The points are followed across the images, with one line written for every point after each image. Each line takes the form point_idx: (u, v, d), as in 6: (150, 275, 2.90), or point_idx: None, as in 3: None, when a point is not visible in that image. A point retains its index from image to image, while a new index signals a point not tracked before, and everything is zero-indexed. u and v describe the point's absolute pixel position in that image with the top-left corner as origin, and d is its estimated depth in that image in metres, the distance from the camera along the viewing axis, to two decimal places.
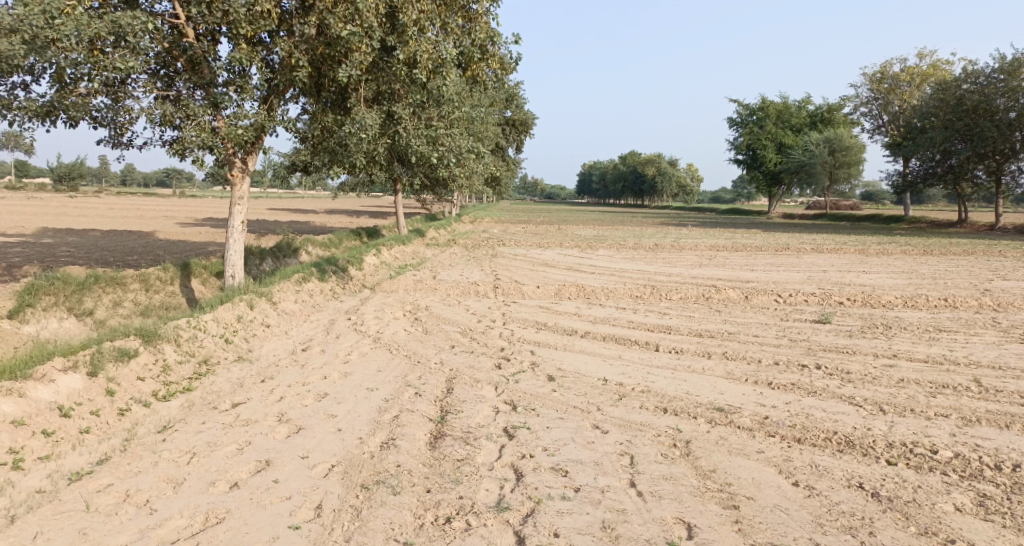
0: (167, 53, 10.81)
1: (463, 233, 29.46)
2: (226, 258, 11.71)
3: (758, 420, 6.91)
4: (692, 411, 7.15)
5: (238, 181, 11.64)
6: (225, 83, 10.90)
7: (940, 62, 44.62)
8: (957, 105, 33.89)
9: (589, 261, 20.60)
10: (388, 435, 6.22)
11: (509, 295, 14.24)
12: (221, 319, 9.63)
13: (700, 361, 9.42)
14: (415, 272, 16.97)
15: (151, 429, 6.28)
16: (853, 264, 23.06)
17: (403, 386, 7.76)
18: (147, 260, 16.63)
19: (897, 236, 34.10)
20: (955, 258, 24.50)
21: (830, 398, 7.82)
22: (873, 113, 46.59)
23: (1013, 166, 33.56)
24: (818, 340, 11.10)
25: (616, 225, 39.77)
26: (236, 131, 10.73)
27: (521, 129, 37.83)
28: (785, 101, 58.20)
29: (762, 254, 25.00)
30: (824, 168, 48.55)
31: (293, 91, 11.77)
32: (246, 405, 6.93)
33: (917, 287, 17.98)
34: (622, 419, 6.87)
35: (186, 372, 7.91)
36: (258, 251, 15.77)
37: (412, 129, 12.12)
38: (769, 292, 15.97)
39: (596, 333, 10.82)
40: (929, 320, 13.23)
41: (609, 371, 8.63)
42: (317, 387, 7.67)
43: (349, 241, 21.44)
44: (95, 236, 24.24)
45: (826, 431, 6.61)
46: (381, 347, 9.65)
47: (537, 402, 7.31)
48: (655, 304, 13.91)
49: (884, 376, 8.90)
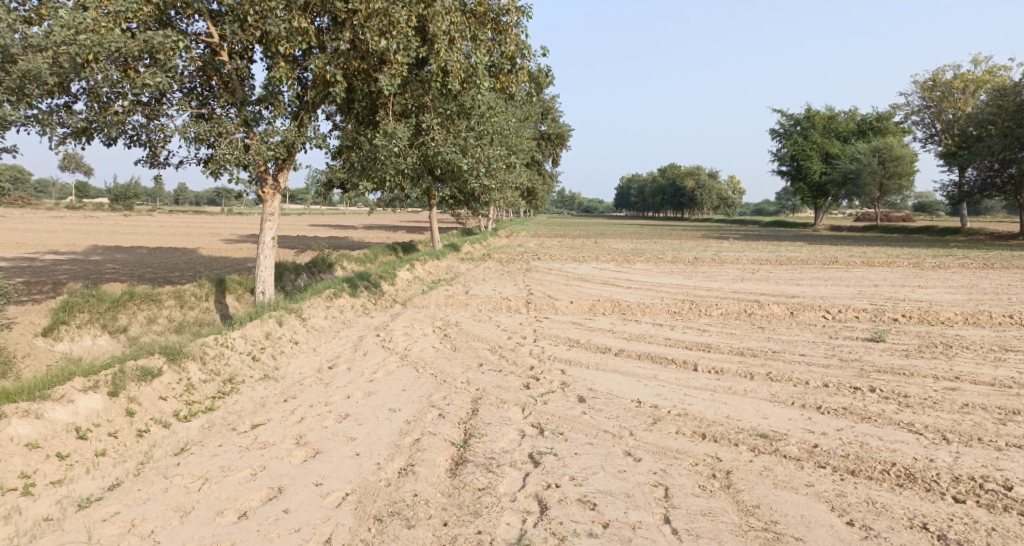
0: (201, 71, 10.78)
1: (500, 248, 29.27)
2: (257, 274, 11.64)
3: (805, 449, 6.44)
4: (733, 437, 6.68)
5: (269, 198, 11.56)
6: (257, 101, 10.85)
7: (996, 68, 42.95)
8: (1015, 112, 32.45)
9: (628, 275, 20.11)
10: (408, 460, 5.91)
11: (542, 310, 13.91)
12: (249, 336, 9.48)
13: (741, 382, 8.91)
14: (448, 287, 16.75)
15: (167, 451, 6.08)
16: (907, 278, 22.06)
17: (427, 407, 7.45)
18: (186, 276, 16.76)
19: (953, 249, 32.73)
20: (1018, 272, 23.29)
21: (884, 424, 7.29)
22: (925, 122, 45.27)
23: None
24: (870, 360, 10.46)
25: (655, 238, 39.09)
26: (267, 148, 10.65)
27: (558, 142, 37.63)
28: (831, 111, 56.73)
29: (808, 268, 24.17)
30: (873, 178, 47.03)
31: (325, 106, 11.69)
32: (265, 426, 6.71)
33: (976, 302, 17.04)
34: (657, 445, 6.44)
35: (210, 391, 7.73)
36: (294, 266, 15.78)
37: (442, 140, 11.98)
38: (816, 308, 15.29)
39: (631, 351, 10.39)
40: (991, 339, 12.43)
41: (643, 392, 8.19)
42: (339, 407, 7.41)
43: (384, 256, 21.38)
44: (140, 252, 24.71)
45: (883, 462, 6.13)
46: (408, 365, 9.39)
47: (566, 426, 6.93)
48: (694, 320, 13.38)
49: (945, 400, 8.28)
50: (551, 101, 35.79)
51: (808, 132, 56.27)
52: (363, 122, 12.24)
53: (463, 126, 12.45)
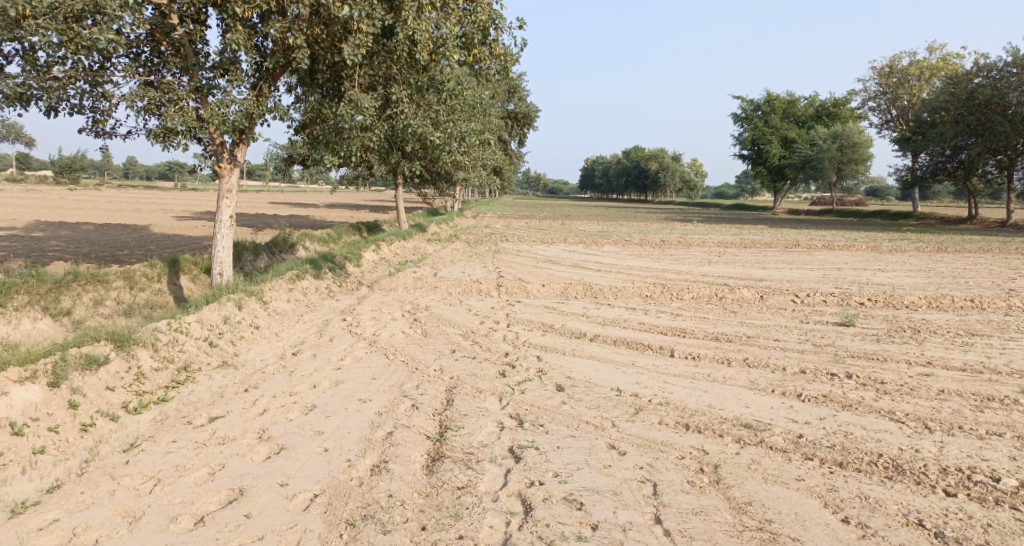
0: (149, 33, 10.06)
1: (466, 229, 28.80)
2: (214, 255, 11.02)
3: (791, 440, 6.26)
4: (718, 428, 6.48)
5: (226, 172, 10.93)
6: (212, 68, 10.22)
7: (951, 55, 43.76)
8: (968, 99, 33.02)
9: (596, 257, 19.89)
10: (381, 457, 5.55)
11: (513, 293, 13.59)
12: (206, 321, 8.94)
13: (720, 369, 8.73)
14: (415, 269, 16.31)
15: (115, 447, 5.60)
16: (867, 261, 22.32)
17: (399, 397, 7.08)
18: (137, 255, 15.97)
19: (908, 233, 33.32)
20: (972, 256, 23.75)
21: (866, 413, 7.16)
22: (882, 108, 45.99)
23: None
24: (844, 345, 10.39)
25: (620, 220, 39.05)
26: (224, 118, 10.04)
27: (523, 122, 37.18)
28: (791, 96, 57.26)
29: (771, 251, 24.31)
30: (832, 163, 47.63)
31: (286, 75, 11.10)
32: (224, 419, 6.25)
33: (937, 286, 17.26)
34: (641, 437, 6.19)
35: (162, 380, 7.23)
36: (253, 247, 15.14)
37: (411, 114, 11.45)
38: (784, 292, 15.28)
39: (606, 336, 10.14)
40: (957, 324, 12.52)
41: (622, 381, 7.94)
42: (305, 397, 6.99)
43: (348, 237, 20.76)
44: (87, 229, 23.60)
45: (869, 453, 5.96)
46: (377, 351, 8.98)
47: (546, 417, 6.65)
48: (666, 304, 13.20)
49: (921, 387, 8.21)
50: (516, 79, 35.22)
51: (769, 116, 56.76)
52: (327, 94, 11.71)
53: (433, 100, 11.98)
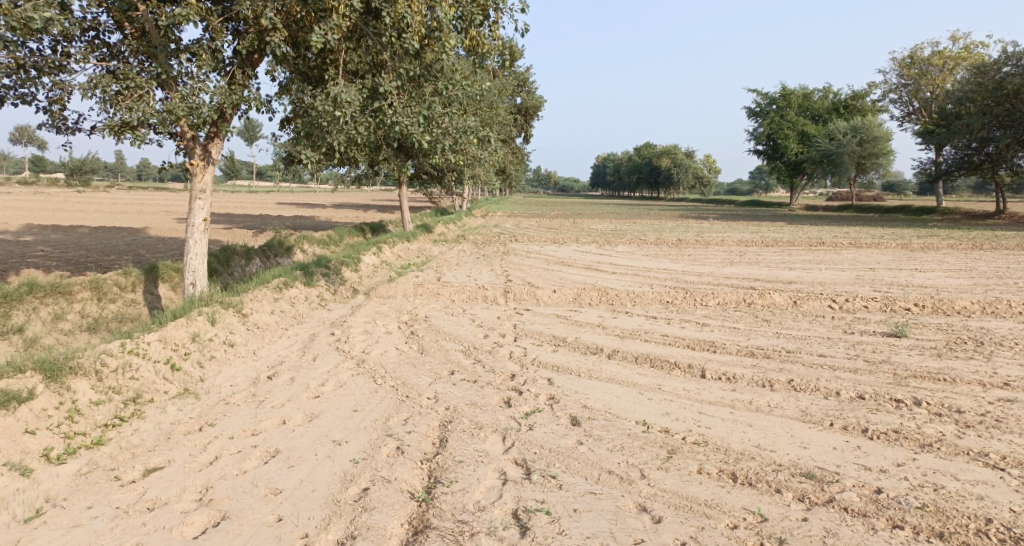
0: (108, 13, 8.89)
1: (475, 228, 27.53)
2: (186, 263, 9.82)
3: (868, 497, 5.02)
4: (774, 480, 5.22)
5: (198, 170, 9.71)
6: (180, 51, 9.01)
7: (975, 45, 41.99)
8: (995, 89, 31.24)
9: (611, 259, 18.55)
10: (348, 529, 4.46)
11: (522, 300, 12.33)
12: (169, 339, 7.77)
13: (762, 395, 7.42)
14: (418, 273, 15.11)
15: (14, 516, 4.59)
16: (900, 260, 20.84)
17: (382, 437, 5.85)
18: (120, 260, 14.88)
19: (935, 229, 31.58)
20: (1010, 254, 22.15)
21: (953, 455, 5.85)
22: (903, 100, 44.21)
23: None
24: (901, 362, 9.04)
25: (633, 217, 37.79)
26: (191, 109, 8.79)
27: (533, 117, 35.99)
28: (807, 89, 55.55)
29: (796, 250, 22.85)
30: (852, 157, 45.91)
31: (269, 61, 9.88)
32: (162, 472, 5.14)
33: (984, 288, 15.79)
34: (680, 493, 4.98)
35: (103, 416, 6.09)
36: (243, 250, 14.01)
37: (399, 108, 10.02)
38: (819, 296, 13.86)
39: (626, 352, 8.84)
40: (1022, 334, 11.07)
41: (648, 411, 6.67)
42: (270, 438, 5.80)
43: (350, 239, 19.58)
44: (80, 232, 22.69)
45: (974, 518, 4.75)
46: (364, 374, 7.74)
47: (560, 463, 5.41)
48: (691, 312, 11.87)
49: (1008, 417, 6.88)
50: (523, 73, 33.87)
51: (784, 110, 55.11)
52: (312, 83, 10.47)
53: (431, 90, 10.59)
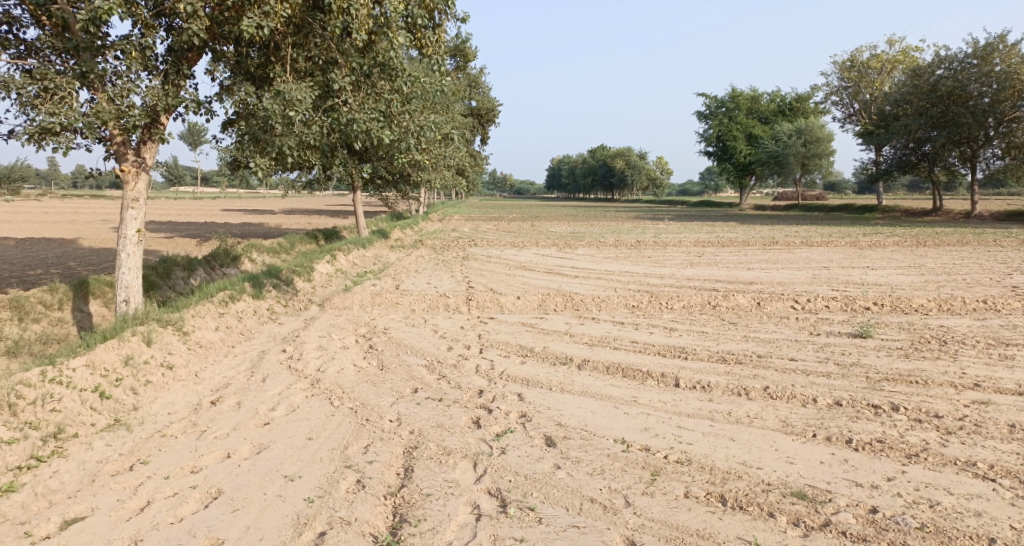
0: (21, 5, 8.12)
1: (431, 233, 26.95)
2: (118, 278, 9.06)
3: (866, 518, 4.74)
4: (766, 503, 4.89)
5: (130, 177, 8.95)
6: (104, 47, 8.26)
7: (910, 48, 43.24)
8: (930, 92, 32.06)
9: (572, 262, 18.25)
10: None
11: (484, 308, 11.88)
12: (99, 363, 7.08)
13: (740, 405, 7.11)
14: (374, 281, 14.49)
15: None
16: (852, 258, 21.08)
17: (340, 469, 5.32)
18: (51, 274, 13.91)
19: (879, 227, 32.26)
20: (954, 250, 22.63)
21: (941, 466, 5.62)
22: (844, 102, 45.22)
23: (987, 152, 31.63)
24: (872, 364, 8.88)
25: (590, 220, 37.71)
26: (119, 111, 8.07)
27: (485, 120, 35.58)
28: (754, 92, 56.56)
29: (752, 250, 22.95)
30: (797, 158, 46.84)
31: (206, 59, 9.18)
32: (84, 525, 4.56)
33: (936, 285, 15.97)
34: (669, 523, 4.62)
35: (16, 457, 5.45)
36: (186, 262, 13.22)
37: (355, 106, 9.51)
38: (781, 297, 13.76)
39: (596, 362, 8.47)
40: (981, 331, 11.09)
41: (626, 427, 6.28)
42: (212, 475, 5.22)
43: (302, 246, 18.80)
44: (8, 245, 21.31)
45: (976, 538, 4.51)
46: (320, 395, 7.16)
47: (537, 492, 4.98)
48: (656, 316, 11.59)
49: (987, 421, 6.72)
50: (474, 74, 33.31)
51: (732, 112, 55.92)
52: (255, 83, 9.76)
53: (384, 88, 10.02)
